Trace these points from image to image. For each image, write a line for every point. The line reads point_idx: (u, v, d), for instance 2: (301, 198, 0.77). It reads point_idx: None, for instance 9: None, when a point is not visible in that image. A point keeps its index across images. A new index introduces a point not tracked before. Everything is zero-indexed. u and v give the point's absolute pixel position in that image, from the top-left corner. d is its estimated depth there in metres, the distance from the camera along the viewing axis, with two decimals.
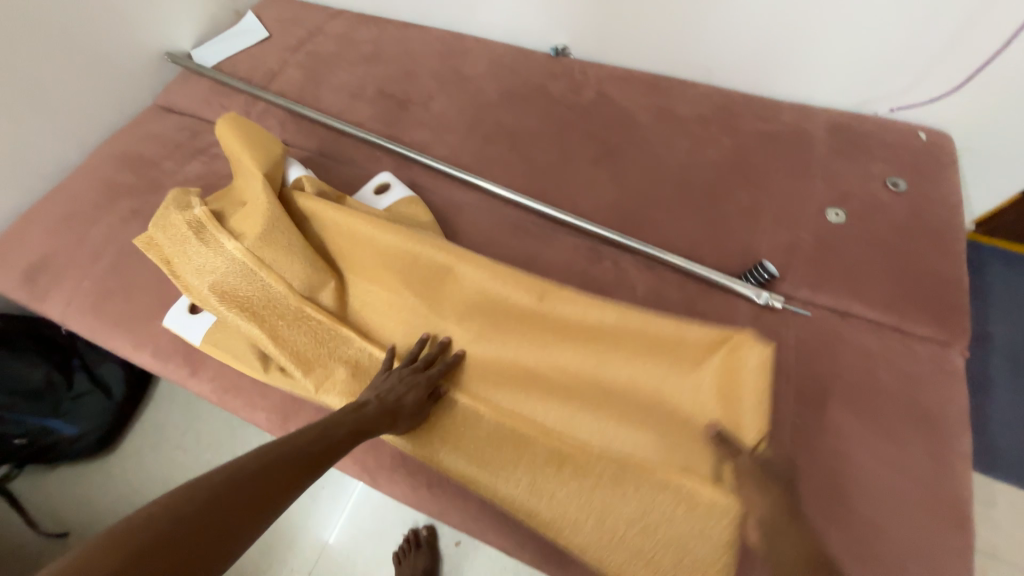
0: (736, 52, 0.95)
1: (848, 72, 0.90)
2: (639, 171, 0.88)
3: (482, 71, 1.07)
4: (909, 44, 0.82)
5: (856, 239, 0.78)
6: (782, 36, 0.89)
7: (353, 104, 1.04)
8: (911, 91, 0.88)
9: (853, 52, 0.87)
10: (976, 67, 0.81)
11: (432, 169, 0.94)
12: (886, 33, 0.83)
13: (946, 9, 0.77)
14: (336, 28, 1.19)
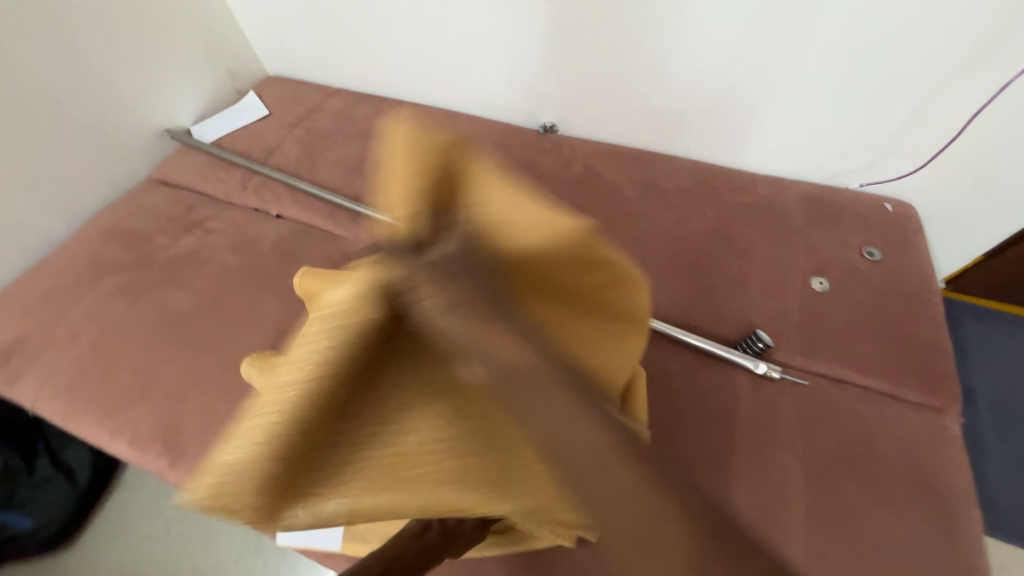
0: (711, 133, 1.03)
1: (816, 154, 0.98)
2: (629, 242, 0.92)
3: (475, 146, 1.12)
4: (866, 129, 0.91)
5: (840, 307, 0.81)
6: (752, 122, 0.97)
7: (350, 178, 1.08)
8: (875, 169, 0.96)
9: (817, 137, 0.95)
10: (933, 153, 0.89)
11: None
12: (844, 123, 0.91)
13: (895, 104, 0.86)
14: (334, 105, 1.25)
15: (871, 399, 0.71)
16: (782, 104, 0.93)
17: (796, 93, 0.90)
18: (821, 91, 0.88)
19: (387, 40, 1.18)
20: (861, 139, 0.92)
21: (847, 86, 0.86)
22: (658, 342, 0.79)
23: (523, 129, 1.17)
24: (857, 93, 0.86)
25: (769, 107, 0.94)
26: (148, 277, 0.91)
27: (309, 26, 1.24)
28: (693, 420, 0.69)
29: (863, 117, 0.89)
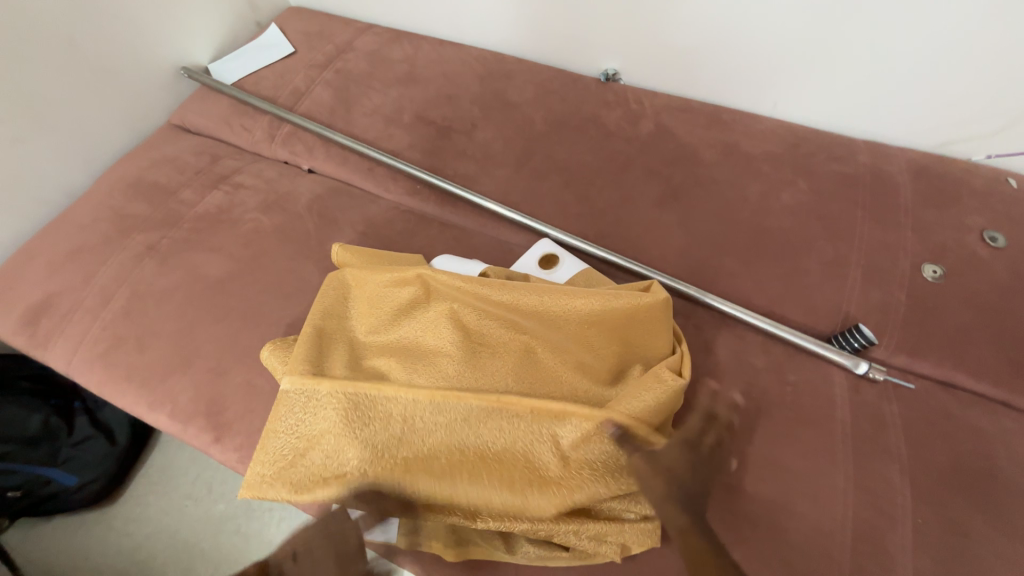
0: (810, 89, 0.88)
1: (937, 117, 0.83)
2: (708, 216, 0.81)
3: (528, 97, 0.99)
4: (1012, 89, 0.75)
5: (957, 300, 0.70)
6: (866, 74, 0.82)
7: (388, 131, 0.96)
8: (1011, 141, 0.81)
9: (944, 96, 0.80)
10: None
11: (479, 207, 0.86)
12: (986, 77, 0.75)
13: None
14: (367, 43, 1.10)
15: (990, 410, 0.63)
16: (911, 52, 0.77)
17: (932, 38, 0.75)
18: (966, 35, 0.73)
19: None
20: (1002, 99, 0.77)
21: (1001, 28, 0.70)
22: (742, 333, 0.70)
23: (582, 78, 1.03)
24: (1012, 37, 0.71)
25: (892, 54, 0.78)
26: (175, 237, 0.83)
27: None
28: (784, 423, 0.62)
29: (1012, 71, 0.73)
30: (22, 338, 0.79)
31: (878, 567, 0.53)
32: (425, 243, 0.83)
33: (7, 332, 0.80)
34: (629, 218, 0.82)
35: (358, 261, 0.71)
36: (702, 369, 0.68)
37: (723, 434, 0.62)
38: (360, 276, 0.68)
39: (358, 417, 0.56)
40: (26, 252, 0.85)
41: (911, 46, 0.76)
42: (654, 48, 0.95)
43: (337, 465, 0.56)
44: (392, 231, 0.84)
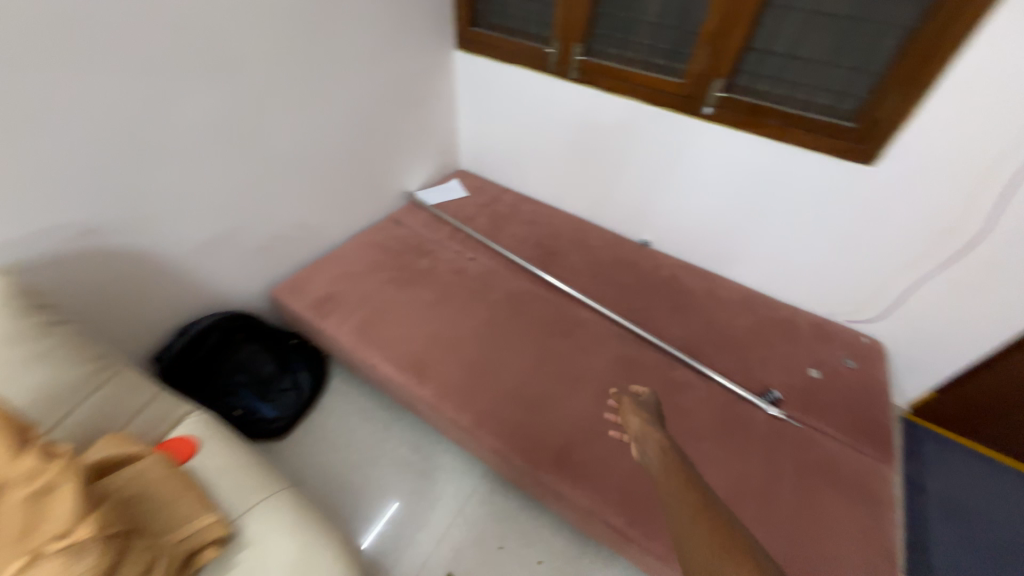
0: (791, 263, 1.47)
1: (870, 292, 1.39)
2: (696, 325, 1.44)
3: (600, 245, 1.73)
4: (843, 283, 1.42)
5: (827, 389, 1.29)
6: (866, 255, 1.34)
7: (521, 247, 1.68)
8: (852, 313, 1.46)
9: (888, 281, 1.35)
10: (880, 310, 1.41)
11: (568, 294, 1.52)
12: (915, 278, 1.30)
13: (872, 274, 1.36)
14: (509, 199, 1.94)
15: (839, 443, 1.17)
16: (889, 246, 1.29)
17: (906, 243, 1.26)
18: (926, 241, 1.24)
19: (592, 144, 1.66)
20: (909, 292, 1.33)
21: (963, 249, 1.19)
22: (711, 383, 1.28)
23: (628, 240, 1.77)
24: (953, 254, 1.22)
25: (899, 247, 1.28)
26: (407, 275, 1.52)
27: (538, 138, 1.78)
28: (729, 424, 1.17)
29: (944, 277, 1.26)
30: (313, 312, 1.40)
31: (770, 496, 1.04)
32: (539, 307, 1.46)
33: (302, 307, 1.42)
34: (652, 316, 1.46)
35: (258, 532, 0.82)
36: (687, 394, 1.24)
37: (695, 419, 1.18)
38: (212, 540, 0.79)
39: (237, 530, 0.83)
40: (314, 269, 1.53)
41: (897, 239, 1.27)
42: (706, 221, 1.56)
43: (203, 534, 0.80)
44: (518, 297, 1.49)
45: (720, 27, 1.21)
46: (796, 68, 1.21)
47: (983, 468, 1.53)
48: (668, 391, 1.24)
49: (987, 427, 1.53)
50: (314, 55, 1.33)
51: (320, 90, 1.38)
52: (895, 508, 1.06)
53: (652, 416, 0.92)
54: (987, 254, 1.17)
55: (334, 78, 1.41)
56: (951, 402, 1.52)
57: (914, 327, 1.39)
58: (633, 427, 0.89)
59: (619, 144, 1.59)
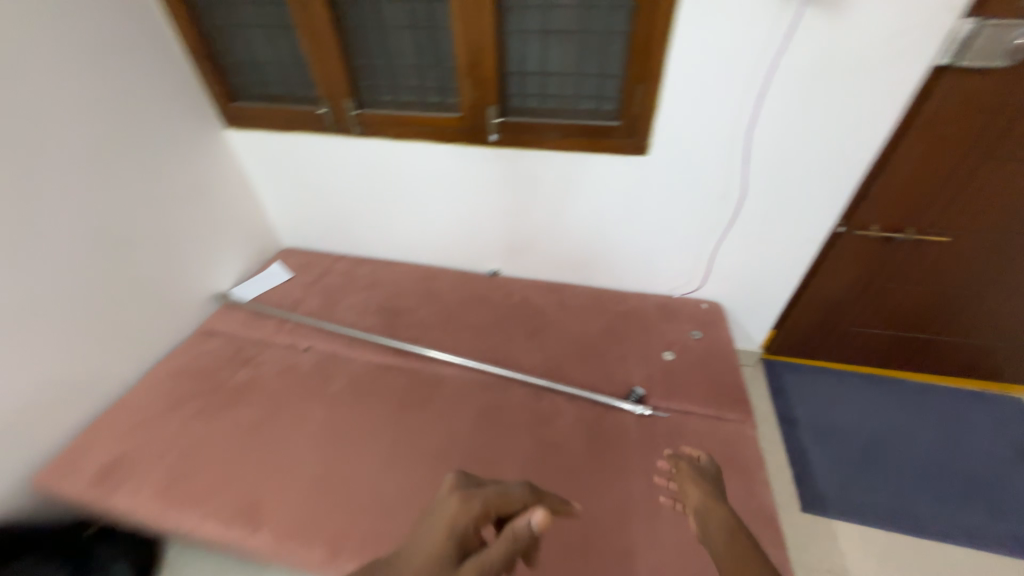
0: (620, 255, 1.53)
1: (689, 263, 1.49)
2: (554, 344, 1.40)
3: (446, 289, 1.64)
4: (667, 260, 1.50)
5: (682, 367, 1.33)
6: (672, 235, 1.43)
7: (361, 318, 1.52)
8: (682, 283, 1.56)
9: (698, 250, 1.45)
10: (702, 274, 1.51)
11: (421, 354, 1.39)
12: (715, 244, 1.42)
13: (686, 246, 1.45)
14: (342, 267, 1.77)
15: (703, 419, 1.20)
16: (686, 221, 1.39)
17: (696, 216, 1.37)
18: (710, 210, 1.35)
19: (405, 191, 1.58)
20: (716, 256, 1.45)
21: (739, 209, 1.32)
22: (579, 401, 1.24)
23: (476, 274, 1.72)
24: (733, 215, 1.34)
25: (693, 220, 1.38)
26: (223, 397, 1.27)
27: (352, 198, 1.66)
28: (601, 442, 1.14)
29: (736, 237, 1.39)
30: (93, 492, 1.08)
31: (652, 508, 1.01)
32: (389, 381, 1.32)
33: (80, 488, 1.09)
34: (511, 349, 1.39)
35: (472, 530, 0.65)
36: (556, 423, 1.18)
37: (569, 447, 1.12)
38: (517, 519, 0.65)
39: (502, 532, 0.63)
40: (94, 431, 1.20)
41: (688, 215, 1.37)
42: (535, 238, 1.57)
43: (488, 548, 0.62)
44: (365, 377, 1.33)
45: (471, 59, 1.22)
46: (553, 82, 1.25)
47: (830, 382, 1.72)
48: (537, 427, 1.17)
49: (823, 350, 1.70)
50: (7, 179, 1.05)
51: (35, 218, 1.10)
52: (764, 468, 1.09)
53: (702, 484, 0.95)
54: (757, 209, 1.31)
55: (51, 200, 1.13)
56: (789, 336, 1.68)
57: (735, 282, 1.51)
58: (696, 505, 0.90)
59: (429, 185, 1.54)
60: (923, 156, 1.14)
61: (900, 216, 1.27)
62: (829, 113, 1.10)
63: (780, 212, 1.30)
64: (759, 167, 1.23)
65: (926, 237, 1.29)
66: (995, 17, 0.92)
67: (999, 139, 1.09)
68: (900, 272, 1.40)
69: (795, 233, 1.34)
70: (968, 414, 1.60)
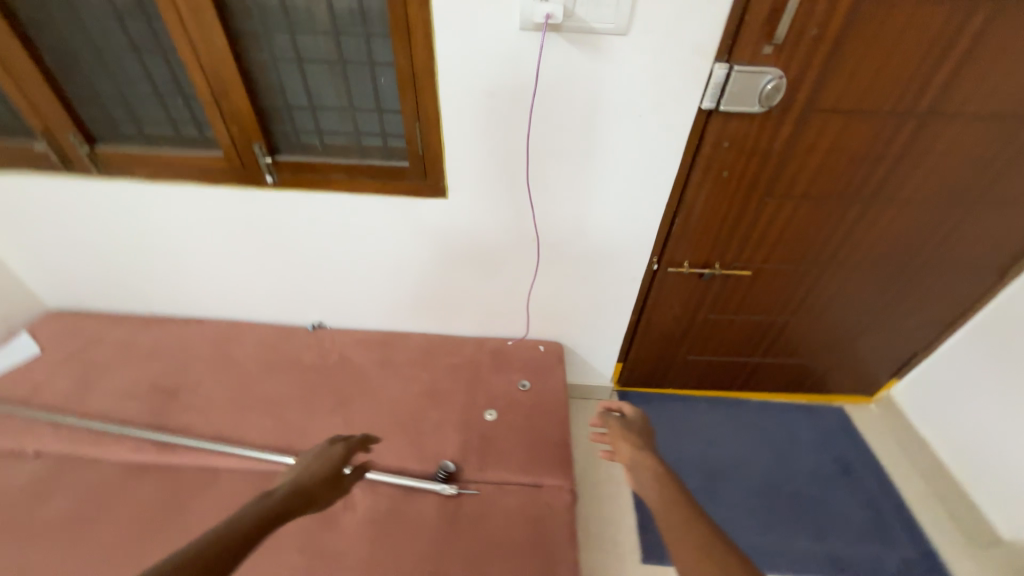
0: (446, 300, 1.39)
1: (517, 303, 1.39)
2: (364, 414, 1.21)
3: (249, 352, 1.38)
4: (495, 303, 1.39)
5: (505, 428, 1.20)
6: (492, 276, 1.33)
7: (122, 403, 1.21)
8: (515, 326, 1.45)
9: (522, 290, 1.36)
10: (529, 315, 1.41)
11: (192, 446, 1.12)
12: (536, 284, 1.34)
13: (512, 288, 1.35)
14: (118, 334, 1.43)
15: (517, 492, 1.07)
16: (501, 261, 1.29)
17: (509, 256, 1.28)
18: (522, 249, 1.26)
19: (184, 242, 1.31)
20: (540, 296, 1.37)
21: (548, 246, 1.25)
22: (378, 488, 1.06)
23: (295, 329, 1.48)
24: (544, 253, 1.27)
25: (508, 260, 1.29)
26: None
27: (120, 250, 1.35)
28: (393, 540, 0.97)
29: (554, 275, 1.32)
30: None
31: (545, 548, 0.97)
32: (137, 493, 1.03)
33: None
34: (311, 427, 1.18)
35: (315, 480, 0.81)
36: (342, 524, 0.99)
37: (351, 557, 0.94)
38: (317, 462, 0.84)
39: (313, 461, 0.84)
40: None
41: (502, 254, 1.27)
42: (351, 288, 1.39)
43: (312, 472, 0.83)
44: (104, 490, 1.03)
45: (215, 91, 1.01)
46: (331, 117, 1.09)
47: (678, 411, 1.71)
48: (316, 532, 0.97)
49: (668, 379, 1.69)
50: None
51: None
52: (573, 543, 0.99)
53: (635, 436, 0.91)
54: (565, 246, 1.24)
55: None
56: (634, 369, 1.65)
57: (570, 321, 1.44)
58: (635, 463, 0.84)
59: (209, 234, 1.28)
60: (712, 197, 1.13)
61: (705, 254, 1.27)
62: (615, 151, 1.05)
63: (589, 250, 1.25)
64: (558, 204, 1.16)
65: (732, 271, 1.30)
66: (741, 62, 0.91)
67: (775, 181, 1.11)
68: (719, 304, 1.41)
69: (610, 270, 1.30)
70: (795, 429, 1.67)
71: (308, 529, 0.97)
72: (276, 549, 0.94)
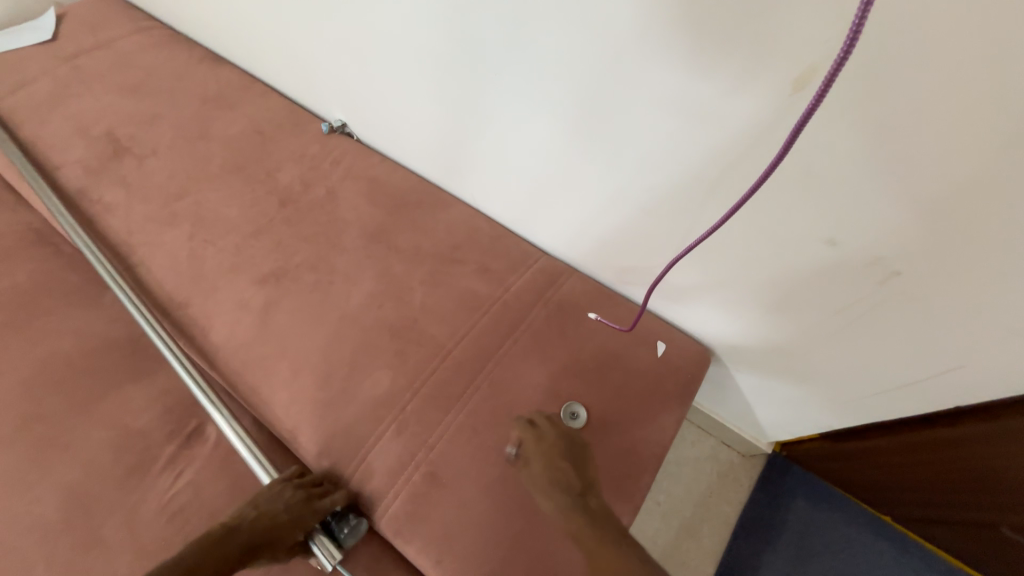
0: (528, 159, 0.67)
1: (659, 225, 0.60)
2: (294, 314, 0.69)
3: (231, 133, 0.90)
4: (621, 208, 0.62)
5: (484, 481, 0.58)
6: (639, 133, 0.53)
7: (70, 140, 0.89)
8: (636, 270, 0.69)
9: (688, 199, 0.55)
10: (674, 255, 0.62)
11: (81, 239, 0.76)
12: (732, 196, 0.51)
13: (677, 187, 0.55)
14: (129, 42, 1.05)
15: None
16: (679, 97, 0.47)
17: (712, 84, 0.45)
18: (762, 78, 0.41)
19: None
20: (723, 232, 0.55)
21: (871, 88, 0.36)
22: (234, 458, 0.60)
23: (306, 122, 0.92)
24: (830, 110, 0.39)
25: (700, 102, 0.46)
26: None
27: None
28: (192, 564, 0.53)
29: (801, 194, 0.46)
30: None
31: None
32: (8, 273, 0.75)
33: None
34: (221, 291, 0.72)
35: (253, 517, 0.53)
36: (143, 498, 0.56)
37: (114, 564, 0.53)
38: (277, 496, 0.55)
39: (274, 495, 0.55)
40: None
41: (693, 74, 0.45)
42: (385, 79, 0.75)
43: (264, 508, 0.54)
44: None
45: None
46: None
47: (876, 558, 0.83)
48: (110, 476, 0.58)
49: (901, 508, 0.77)
50: None
51: None
52: None
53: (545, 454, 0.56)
54: (943, 106, 0.34)
55: None
56: (838, 454, 0.77)
57: (767, 320, 0.61)
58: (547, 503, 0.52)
59: None
60: None
61: None
62: None
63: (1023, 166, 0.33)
64: None
65: None
66: None
67: None
68: None
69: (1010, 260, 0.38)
70: None
71: (102, 473, 0.58)
72: (52, 467, 0.58)
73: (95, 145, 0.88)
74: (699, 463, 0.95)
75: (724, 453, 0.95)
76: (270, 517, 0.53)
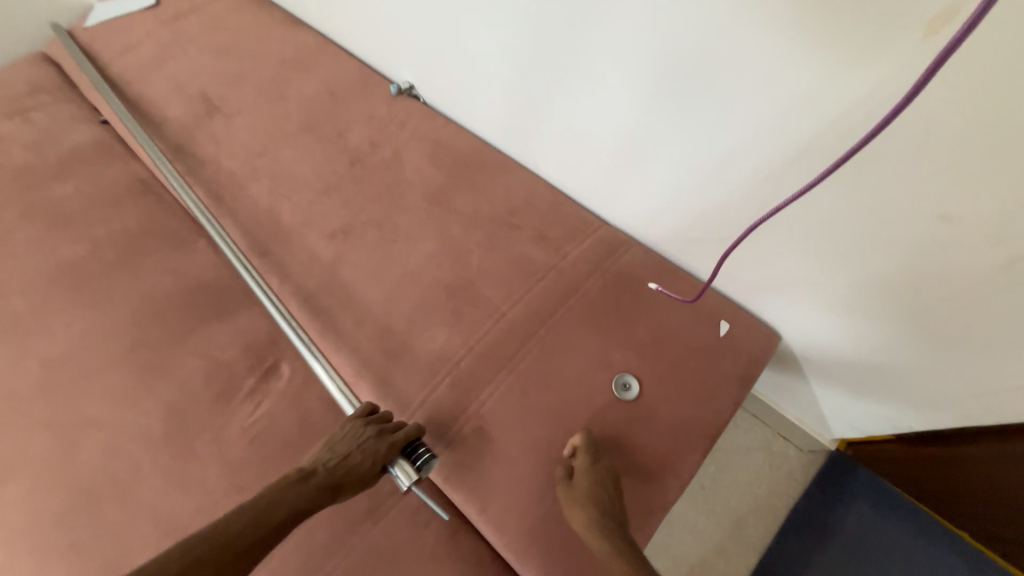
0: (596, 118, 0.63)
1: (735, 192, 0.56)
2: (359, 267, 0.73)
3: (306, 94, 0.94)
4: (692, 172, 0.58)
5: (531, 441, 0.59)
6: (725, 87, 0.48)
7: (169, 99, 0.97)
8: (701, 242, 0.65)
9: (772, 162, 0.50)
10: (746, 227, 0.57)
11: (178, 187, 0.84)
12: (827, 160, 0.46)
13: (759, 149, 0.50)
14: (219, 7, 1.11)
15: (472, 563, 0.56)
16: (780, 43, 0.42)
17: (824, 29, 0.39)
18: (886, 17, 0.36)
19: None
20: (809, 200, 0.50)
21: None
22: (303, 395, 0.65)
23: (375, 84, 0.94)
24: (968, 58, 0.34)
25: (805, 47, 0.41)
26: None
27: None
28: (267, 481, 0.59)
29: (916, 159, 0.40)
30: None
31: None
32: (119, 216, 0.84)
33: None
34: (295, 243, 0.77)
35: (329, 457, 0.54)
36: (228, 421, 0.63)
37: (203, 475, 0.60)
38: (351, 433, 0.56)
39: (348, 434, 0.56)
40: None
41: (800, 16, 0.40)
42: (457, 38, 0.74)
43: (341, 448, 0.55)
44: (104, 195, 0.87)
45: None
46: None
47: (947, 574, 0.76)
48: (201, 400, 0.65)
49: (983, 528, 0.70)
50: None
51: None
52: None
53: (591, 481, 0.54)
54: None
55: None
56: (916, 461, 0.70)
57: (850, 304, 0.56)
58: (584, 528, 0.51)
59: None
60: None
61: None
62: None
63: None
64: None
65: None
66: None
67: None
68: None
69: None
70: None
71: (195, 396, 0.65)
72: (154, 387, 0.66)
73: (189, 104, 0.95)
74: (750, 453, 0.91)
75: (779, 445, 0.90)
76: (346, 454, 0.54)
